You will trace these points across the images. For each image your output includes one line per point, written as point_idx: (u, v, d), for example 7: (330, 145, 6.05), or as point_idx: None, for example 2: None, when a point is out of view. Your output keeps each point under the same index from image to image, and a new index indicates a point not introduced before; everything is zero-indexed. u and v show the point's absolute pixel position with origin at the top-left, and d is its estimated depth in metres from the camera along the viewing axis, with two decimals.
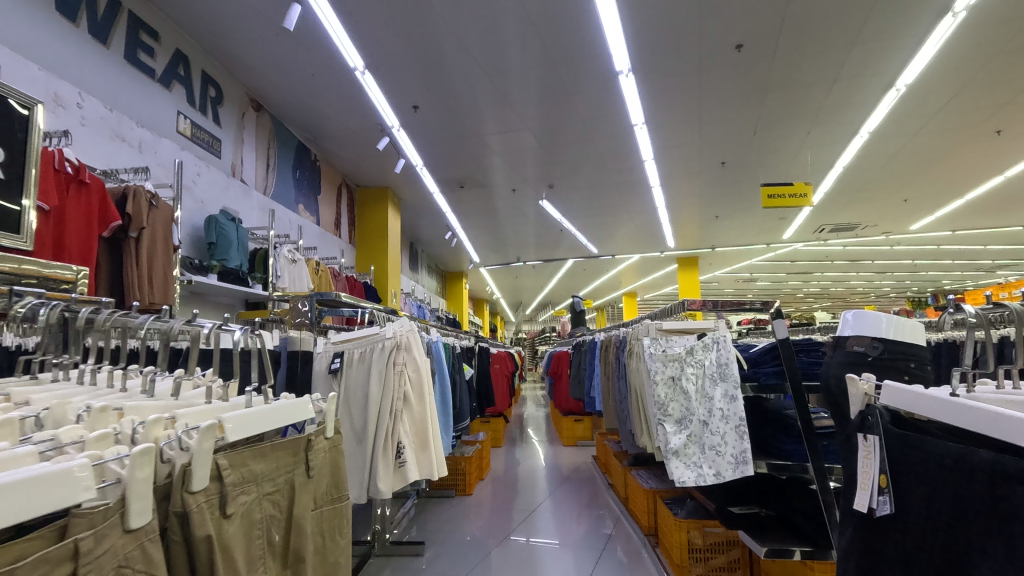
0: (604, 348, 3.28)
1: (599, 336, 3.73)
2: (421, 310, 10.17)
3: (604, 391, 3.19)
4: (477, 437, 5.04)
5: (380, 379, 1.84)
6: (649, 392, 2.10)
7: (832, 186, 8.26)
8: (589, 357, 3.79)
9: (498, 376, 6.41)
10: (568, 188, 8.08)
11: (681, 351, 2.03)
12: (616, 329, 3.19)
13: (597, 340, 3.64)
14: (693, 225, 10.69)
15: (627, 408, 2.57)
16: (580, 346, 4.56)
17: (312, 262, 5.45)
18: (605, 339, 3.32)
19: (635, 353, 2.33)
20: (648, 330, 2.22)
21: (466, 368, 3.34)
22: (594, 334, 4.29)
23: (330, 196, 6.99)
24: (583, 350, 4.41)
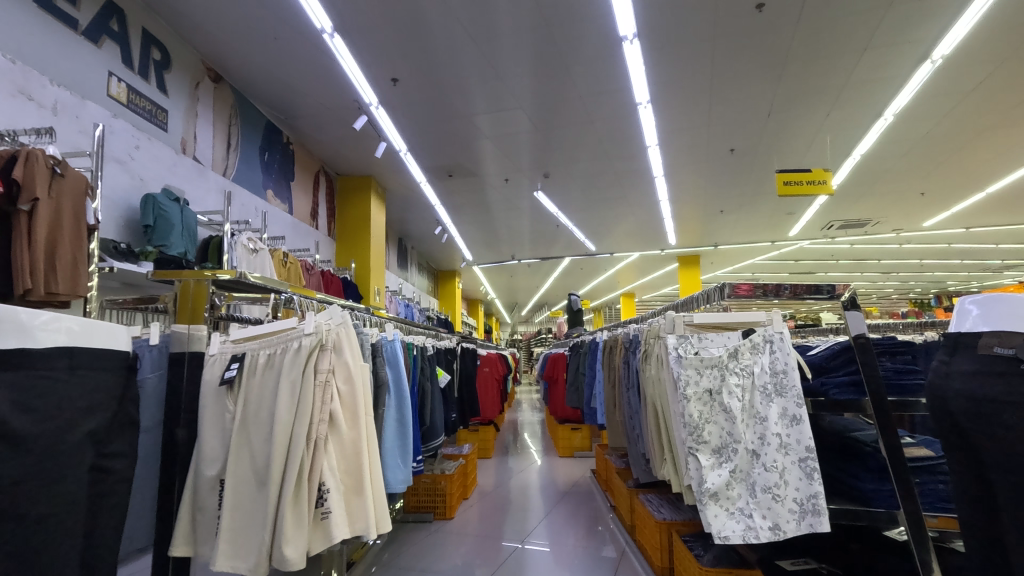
0: (608, 350, 2.72)
1: (601, 336, 3.17)
2: (409, 309, 9.59)
3: (607, 403, 2.63)
4: (461, 449, 4.47)
5: (293, 393, 1.27)
6: (674, 409, 1.55)
7: (845, 178, 7.75)
8: (590, 361, 3.23)
9: (488, 381, 5.84)
10: (564, 178, 7.54)
11: (720, 354, 1.47)
12: (623, 327, 2.62)
13: (599, 341, 3.08)
14: (695, 220, 10.17)
15: (641, 426, 2.01)
16: (578, 347, 3.99)
17: (279, 253, 4.89)
18: (609, 339, 2.76)
19: (653, 356, 1.77)
20: (672, 325, 1.66)
21: (441, 373, 2.77)
22: (595, 333, 3.75)
23: (305, 183, 6.42)
24: (581, 352, 3.86)
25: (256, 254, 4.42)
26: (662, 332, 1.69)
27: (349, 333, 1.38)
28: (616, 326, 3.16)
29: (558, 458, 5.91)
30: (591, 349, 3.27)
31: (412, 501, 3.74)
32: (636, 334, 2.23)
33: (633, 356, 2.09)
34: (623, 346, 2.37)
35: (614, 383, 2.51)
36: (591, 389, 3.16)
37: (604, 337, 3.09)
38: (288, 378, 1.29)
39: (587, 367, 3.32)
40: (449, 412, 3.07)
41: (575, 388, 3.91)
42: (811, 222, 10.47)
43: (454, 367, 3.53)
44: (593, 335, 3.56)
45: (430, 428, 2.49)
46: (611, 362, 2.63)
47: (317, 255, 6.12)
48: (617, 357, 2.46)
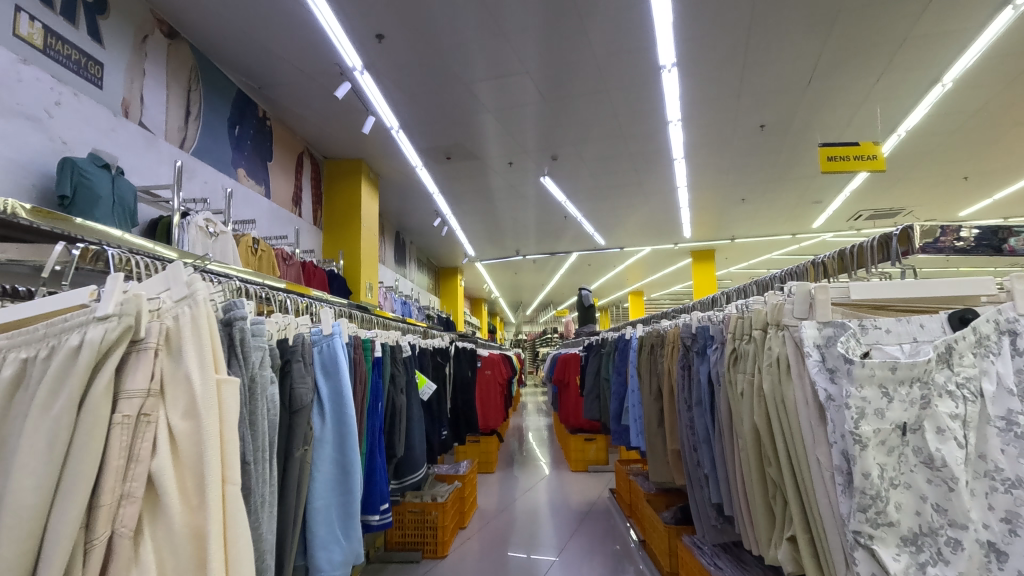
0: (652, 348, 2.05)
1: (634, 333, 2.49)
2: (406, 306, 8.94)
3: (648, 418, 1.97)
4: (458, 467, 3.80)
5: (48, 453, 0.60)
6: (819, 463, 1.04)
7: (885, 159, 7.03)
8: (618, 363, 2.55)
9: (490, 385, 5.19)
10: (573, 161, 6.87)
11: (923, 364, 0.98)
12: (675, 318, 1.94)
13: (633, 339, 2.40)
14: (713, 211, 9.46)
15: (712, 461, 1.46)
16: (597, 344, 3.30)
17: (248, 240, 4.22)
18: (651, 334, 2.08)
19: (759, 357, 1.24)
20: (807, 300, 1.11)
21: (425, 382, 2.09)
22: (621, 328, 3.07)
23: (287, 165, 5.77)
24: (603, 351, 3.17)
25: (216, 241, 3.76)
26: (787, 319, 1.15)
27: (201, 315, 0.70)
28: (655, 318, 2.48)
29: (569, 472, 5.22)
30: (620, 349, 2.59)
31: (396, 536, 3.05)
32: (709, 326, 1.58)
33: (713, 359, 1.48)
34: (683, 343, 1.71)
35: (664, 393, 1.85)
36: (619, 401, 2.48)
37: (638, 333, 2.41)
38: (42, 416, 0.62)
39: (614, 370, 2.64)
40: (437, 430, 2.38)
41: (594, 395, 3.23)
42: (837, 213, 9.75)
43: (446, 371, 2.85)
44: (621, 330, 2.87)
45: (404, 459, 1.83)
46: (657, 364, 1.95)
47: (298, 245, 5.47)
48: (671, 360, 1.79)
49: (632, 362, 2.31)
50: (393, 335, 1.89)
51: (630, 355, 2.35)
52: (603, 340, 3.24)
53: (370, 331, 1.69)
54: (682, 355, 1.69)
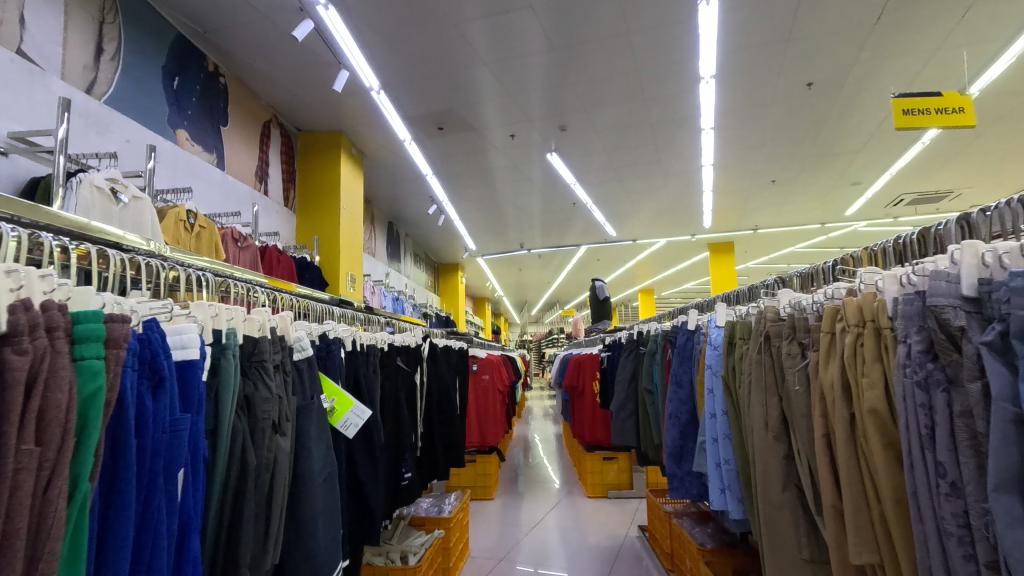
0: (770, 341, 1.28)
1: (705, 325, 1.64)
2: (398, 303, 8.05)
3: (767, 459, 1.22)
4: (443, 506, 2.89)
5: None
6: None
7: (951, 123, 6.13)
8: (676, 369, 1.70)
9: (489, 393, 4.32)
10: (584, 130, 5.99)
11: None
12: (826, 292, 1.15)
13: (710, 331, 1.56)
14: (738, 196, 8.52)
15: None
16: (629, 341, 2.39)
17: (178, 212, 3.33)
18: (767, 318, 1.31)
19: None
20: None
21: (351, 403, 1.27)
22: (670, 319, 2.16)
23: (247, 134, 4.89)
24: (642, 350, 2.24)
25: (126, 209, 2.88)
26: None
27: None
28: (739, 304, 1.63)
29: (584, 498, 4.31)
30: (680, 346, 1.74)
31: None
32: None
33: None
34: (899, 336, 0.93)
35: (823, 428, 1.09)
36: (684, 427, 1.63)
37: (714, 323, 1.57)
38: None
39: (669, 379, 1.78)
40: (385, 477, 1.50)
41: (627, 413, 2.31)
42: (875, 197, 8.81)
43: (417, 378, 1.99)
44: (671, 321, 1.99)
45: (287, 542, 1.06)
46: (798, 371, 1.17)
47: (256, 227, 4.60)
48: (889, 351, 0.97)
49: (715, 366, 1.49)
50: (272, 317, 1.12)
51: (709, 356, 1.52)
52: (638, 336, 2.34)
53: (188, 308, 0.95)
54: (923, 341, 0.88)
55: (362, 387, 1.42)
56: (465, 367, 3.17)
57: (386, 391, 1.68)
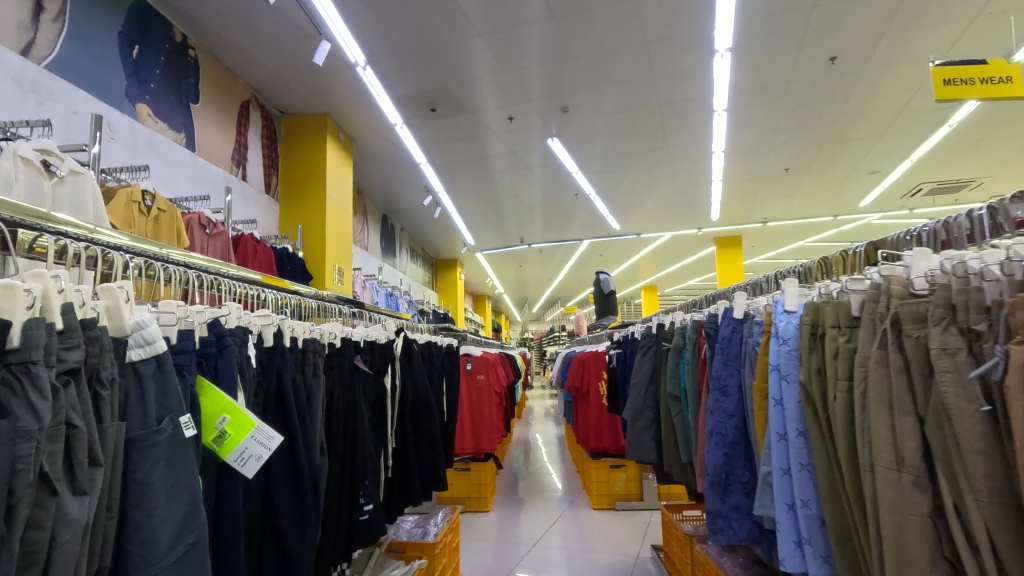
0: (900, 331, 0.92)
1: (761, 315, 1.29)
2: (391, 298, 7.66)
3: (907, 520, 0.85)
4: (427, 528, 2.49)
5: None
6: None
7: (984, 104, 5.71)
8: (719, 370, 1.35)
9: (484, 395, 3.95)
10: (588, 112, 5.60)
11: None
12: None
13: (777, 319, 1.20)
14: (748, 185, 8.13)
15: None
16: (646, 335, 2.03)
17: (131, 192, 2.94)
18: (893, 295, 0.94)
19: None
20: None
21: (252, 425, 0.90)
22: (699, 311, 1.78)
23: (222, 114, 4.51)
24: (663, 347, 1.86)
25: (61, 183, 2.49)
26: None
27: None
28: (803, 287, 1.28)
29: (588, 510, 3.93)
30: (723, 342, 1.39)
31: None
32: None
33: None
34: None
35: None
36: (729, 448, 1.28)
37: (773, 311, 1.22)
38: None
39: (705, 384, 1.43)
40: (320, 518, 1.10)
41: (643, 425, 1.92)
42: (892, 187, 8.41)
43: (390, 381, 1.64)
44: (704, 312, 1.64)
45: None
46: (964, 378, 0.81)
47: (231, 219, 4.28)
48: None
49: (784, 370, 1.14)
50: (71, 285, 0.75)
51: (770, 356, 1.17)
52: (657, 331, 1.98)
53: None
54: None
55: (288, 396, 1.07)
56: (456, 366, 2.80)
57: (342, 401, 1.33)
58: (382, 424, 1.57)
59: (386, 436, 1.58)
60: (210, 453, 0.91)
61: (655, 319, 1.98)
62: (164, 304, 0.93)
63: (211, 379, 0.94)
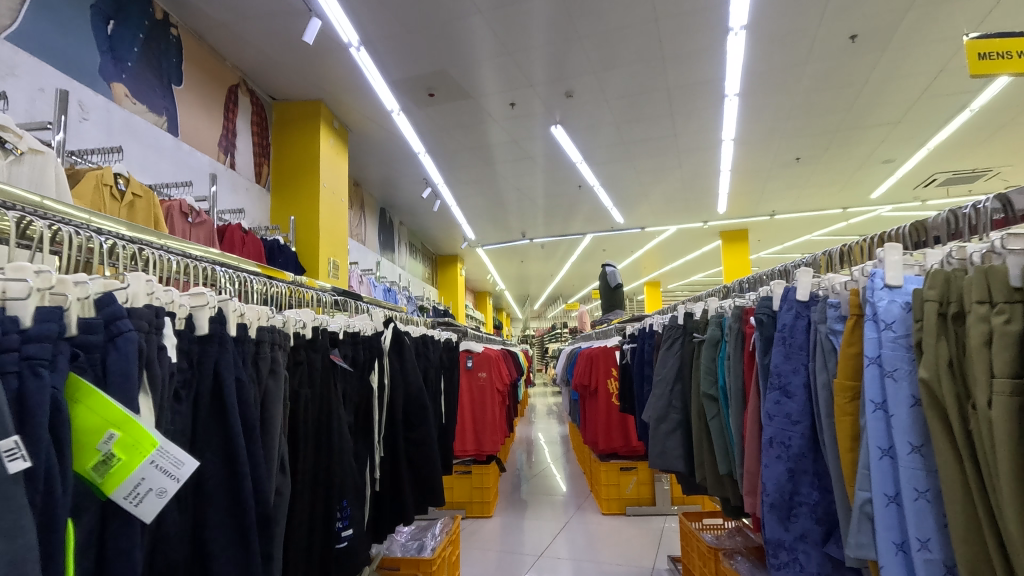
0: None
1: (839, 296, 1.07)
2: (390, 294, 7.42)
3: None
4: (424, 542, 2.25)
5: None
6: None
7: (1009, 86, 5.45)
8: (778, 365, 1.15)
9: (486, 394, 3.72)
10: (593, 97, 5.35)
11: None
12: None
13: (875, 296, 0.95)
14: (757, 176, 7.88)
15: None
16: (670, 325, 1.81)
17: (100, 173, 2.70)
18: None
19: None
20: None
21: (153, 445, 0.65)
22: (738, 297, 1.54)
23: (207, 98, 4.27)
24: (696, 341, 1.63)
25: (19, 162, 2.25)
26: None
27: None
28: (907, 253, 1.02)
29: (596, 515, 3.69)
30: (782, 328, 1.18)
31: None
32: None
33: None
34: None
35: None
36: (793, 463, 1.09)
37: (859, 288, 1.00)
38: None
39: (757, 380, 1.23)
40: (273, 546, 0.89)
41: (671, 428, 1.68)
42: (906, 177, 8.15)
43: (381, 377, 1.43)
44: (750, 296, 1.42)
45: None
46: None
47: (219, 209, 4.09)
48: None
49: (891, 365, 0.90)
50: None
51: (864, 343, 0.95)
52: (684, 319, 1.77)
53: None
54: None
55: (229, 405, 0.85)
56: (455, 361, 2.57)
57: (316, 406, 1.12)
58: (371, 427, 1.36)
59: (377, 439, 1.37)
60: (95, 486, 0.66)
61: (681, 308, 1.76)
62: (14, 266, 0.65)
63: (93, 382, 0.68)
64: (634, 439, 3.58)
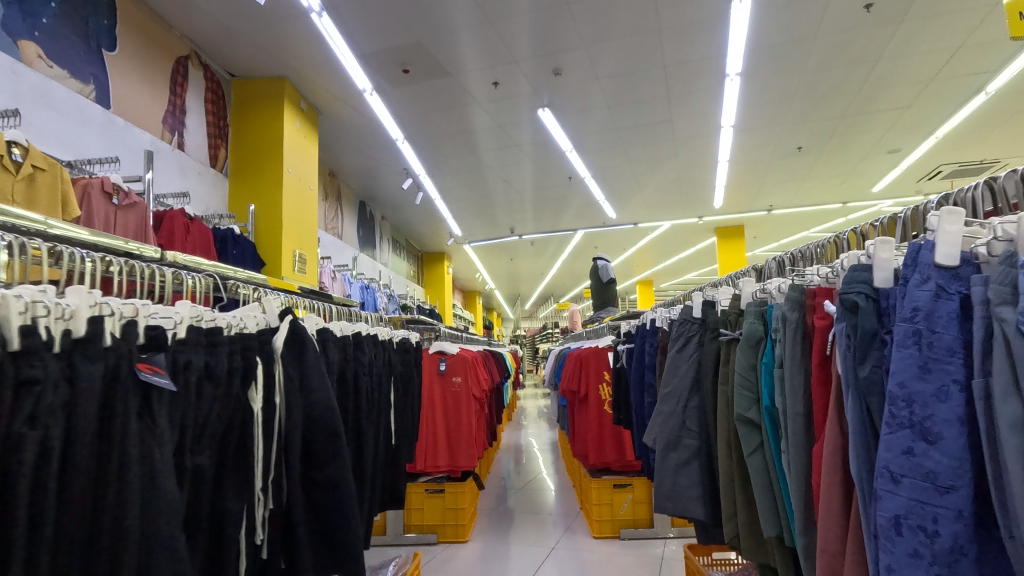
0: None
1: None
2: (368, 291, 6.94)
3: None
4: None
5: None
6: None
7: None
8: (908, 386, 0.75)
9: (462, 402, 3.27)
10: (583, 75, 4.92)
11: None
12: None
13: None
14: (757, 167, 7.49)
15: None
16: (681, 318, 1.41)
17: None
18: None
19: None
20: None
21: None
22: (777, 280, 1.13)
23: (150, 68, 3.79)
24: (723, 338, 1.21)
25: None
26: None
27: None
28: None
29: (587, 539, 3.25)
30: (911, 314, 0.78)
31: None
32: None
33: None
34: None
35: None
36: (943, 568, 0.69)
37: None
38: None
39: (849, 401, 0.85)
40: None
41: (684, 460, 1.28)
42: (911, 169, 7.79)
43: (271, 397, 1.03)
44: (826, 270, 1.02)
45: None
46: None
47: (162, 195, 3.63)
48: None
49: None
50: None
51: None
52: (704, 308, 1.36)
53: None
54: None
55: None
56: (414, 366, 2.12)
57: (88, 457, 0.72)
58: (249, 469, 0.96)
59: (260, 492, 0.97)
60: None
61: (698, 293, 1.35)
62: None
63: None
64: (629, 452, 3.16)
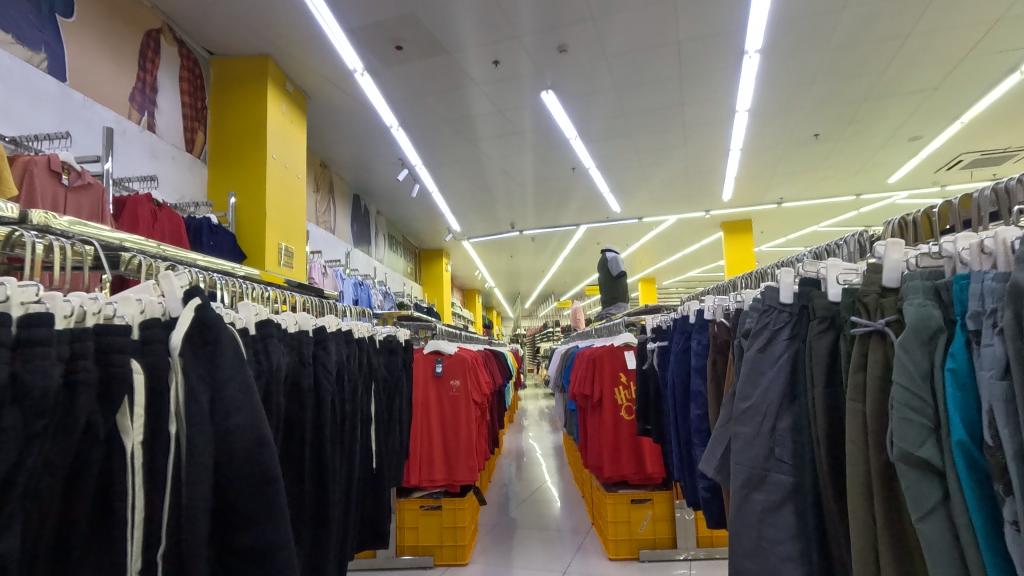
0: None
1: None
2: (362, 288, 6.59)
3: None
4: None
5: None
6: None
7: None
8: None
9: (461, 408, 2.93)
10: (590, 53, 4.57)
11: None
12: None
13: None
14: (769, 157, 7.14)
15: None
16: (767, 304, 1.10)
17: None
18: None
19: None
20: None
21: None
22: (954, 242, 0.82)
23: (116, 41, 3.43)
24: (852, 334, 0.93)
25: None
26: None
27: None
28: None
29: (601, 561, 2.90)
30: None
31: None
32: None
33: None
34: None
35: None
36: None
37: None
38: None
39: None
40: None
41: (776, 502, 1.00)
42: (930, 159, 7.45)
43: (163, 421, 0.79)
44: None
45: None
46: None
47: (129, 180, 3.27)
48: None
49: None
50: None
51: None
52: (800, 290, 1.06)
53: None
54: None
55: None
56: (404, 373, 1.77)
57: None
58: (113, 535, 0.72)
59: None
60: None
61: (792, 271, 1.04)
62: None
63: None
64: (649, 465, 2.82)
